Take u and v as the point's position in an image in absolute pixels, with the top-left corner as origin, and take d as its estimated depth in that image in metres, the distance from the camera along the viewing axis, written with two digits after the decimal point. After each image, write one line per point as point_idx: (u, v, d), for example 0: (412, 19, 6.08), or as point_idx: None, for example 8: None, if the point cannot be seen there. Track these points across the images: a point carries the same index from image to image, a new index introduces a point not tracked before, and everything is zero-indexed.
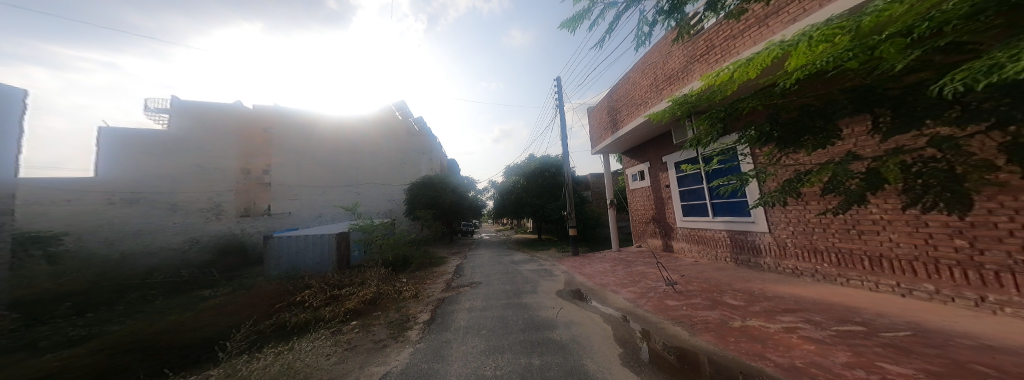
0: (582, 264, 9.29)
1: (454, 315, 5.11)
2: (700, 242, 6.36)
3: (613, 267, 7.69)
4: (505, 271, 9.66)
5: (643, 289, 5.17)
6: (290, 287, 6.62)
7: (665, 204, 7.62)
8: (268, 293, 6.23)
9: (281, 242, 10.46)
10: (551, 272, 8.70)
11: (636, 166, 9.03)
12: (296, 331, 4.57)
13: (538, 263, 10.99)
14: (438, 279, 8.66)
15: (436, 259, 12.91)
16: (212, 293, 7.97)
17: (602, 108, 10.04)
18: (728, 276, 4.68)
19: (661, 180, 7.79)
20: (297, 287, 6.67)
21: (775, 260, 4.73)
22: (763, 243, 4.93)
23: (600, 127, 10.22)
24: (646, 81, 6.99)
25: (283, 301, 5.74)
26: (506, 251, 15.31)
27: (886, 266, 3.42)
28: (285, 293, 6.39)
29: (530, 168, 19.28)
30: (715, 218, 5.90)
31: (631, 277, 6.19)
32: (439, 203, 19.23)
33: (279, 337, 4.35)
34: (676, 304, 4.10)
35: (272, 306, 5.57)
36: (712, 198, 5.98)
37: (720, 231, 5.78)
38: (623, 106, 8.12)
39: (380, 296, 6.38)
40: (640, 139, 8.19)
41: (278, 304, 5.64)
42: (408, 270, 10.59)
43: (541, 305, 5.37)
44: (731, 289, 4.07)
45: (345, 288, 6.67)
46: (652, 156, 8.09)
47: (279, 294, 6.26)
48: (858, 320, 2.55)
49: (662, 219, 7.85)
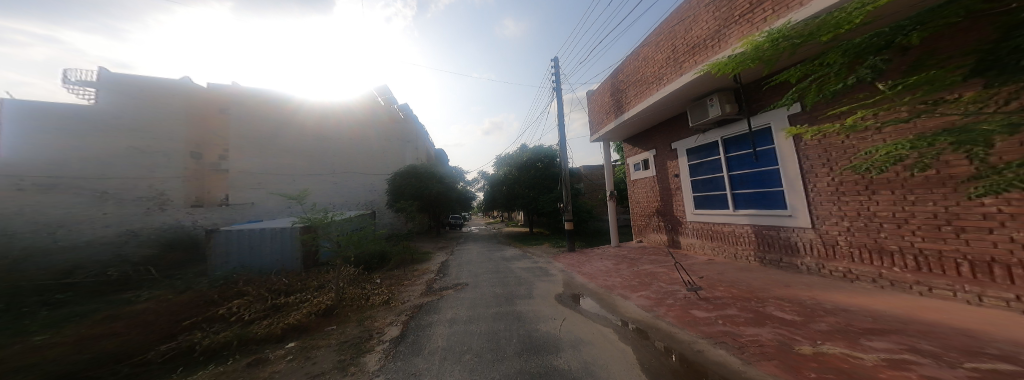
0: (580, 261, 8.62)
1: (433, 331, 4.13)
2: (715, 238, 5.73)
3: (615, 265, 6.99)
4: (496, 269, 8.79)
5: (659, 294, 4.46)
6: (218, 295, 5.35)
7: (675, 196, 6.99)
8: (190, 303, 5.01)
9: (232, 238, 8.98)
10: (546, 271, 7.91)
11: (640, 155, 8.35)
12: (198, 361, 3.44)
13: (530, 259, 10.17)
14: (419, 280, 7.63)
15: (420, 255, 11.82)
16: (135, 295, 6.62)
17: (603, 90, 9.21)
18: (760, 279, 4.00)
19: (670, 170, 7.15)
20: (216, 296, 5.35)
21: (816, 262, 4.02)
22: (801, 242, 4.22)
23: (601, 112, 9.42)
24: (661, 55, 6.17)
25: (196, 317, 4.50)
26: (496, 246, 14.46)
27: (996, 274, 2.58)
28: (212, 302, 5.14)
29: (522, 158, 18.35)
30: (737, 211, 5.28)
31: (640, 279, 5.48)
32: (423, 195, 17.90)
33: (168, 374, 3.18)
34: (707, 316, 3.35)
35: (180, 323, 4.31)
36: (735, 189, 5.36)
37: (743, 226, 5.14)
38: (632, 86, 7.29)
39: (340, 304, 5.29)
40: (649, 122, 7.40)
41: (188, 320, 4.38)
42: (386, 269, 9.46)
43: (541, 315, 4.55)
44: (772, 296, 3.38)
45: (295, 295, 5.53)
46: (661, 144, 7.45)
47: (205, 305, 5.02)
48: (996, 354, 1.83)
49: (669, 212, 7.24)
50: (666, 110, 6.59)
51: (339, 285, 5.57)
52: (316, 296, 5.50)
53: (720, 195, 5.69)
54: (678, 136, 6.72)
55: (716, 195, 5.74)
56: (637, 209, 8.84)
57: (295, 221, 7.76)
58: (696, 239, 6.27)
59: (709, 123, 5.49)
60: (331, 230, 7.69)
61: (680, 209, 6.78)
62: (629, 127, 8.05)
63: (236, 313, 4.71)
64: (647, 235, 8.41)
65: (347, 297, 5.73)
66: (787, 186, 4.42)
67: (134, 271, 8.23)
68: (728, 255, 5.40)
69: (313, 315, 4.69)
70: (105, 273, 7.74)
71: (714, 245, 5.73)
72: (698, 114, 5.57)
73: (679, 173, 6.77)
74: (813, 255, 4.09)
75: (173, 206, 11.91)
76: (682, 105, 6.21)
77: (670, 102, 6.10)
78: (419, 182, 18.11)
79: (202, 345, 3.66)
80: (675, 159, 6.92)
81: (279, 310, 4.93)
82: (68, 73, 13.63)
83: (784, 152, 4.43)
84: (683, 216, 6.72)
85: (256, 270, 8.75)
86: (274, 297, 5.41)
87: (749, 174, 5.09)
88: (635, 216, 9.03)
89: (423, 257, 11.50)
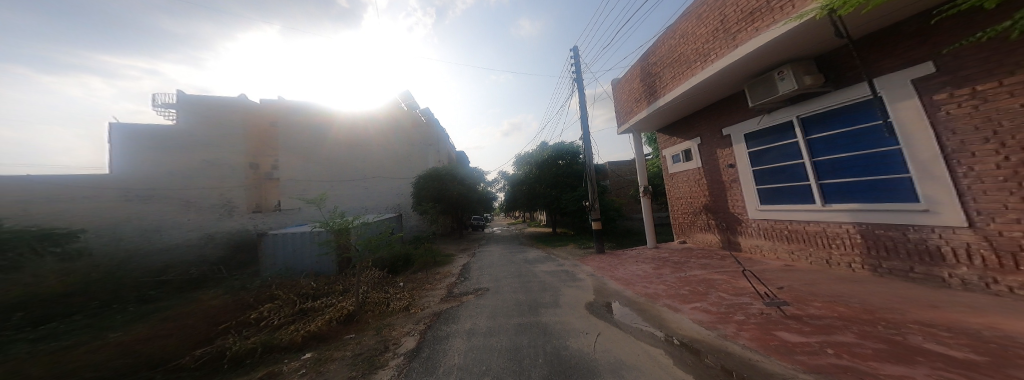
0: (612, 264, 7.73)
1: (449, 344, 3.63)
2: (795, 241, 4.58)
3: (656, 270, 6.02)
4: (518, 273, 8.22)
5: (721, 307, 3.51)
6: (253, 298, 5.36)
7: (728, 189, 5.89)
8: (223, 304, 5.04)
9: (268, 240, 9.37)
10: (574, 276, 7.13)
11: (681, 145, 7.30)
12: (225, 369, 3.25)
13: (557, 262, 9.40)
14: (440, 284, 7.27)
15: (443, 256, 11.60)
16: (195, 292, 7.04)
17: (632, 76, 8.21)
18: (873, 293, 2.96)
19: (720, 159, 6.03)
20: (252, 298, 5.35)
21: (980, 274, 2.77)
22: (947, 247, 2.98)
23: (630, 101, 8.42)
24: (707, 28, 5.06)
25: (230, 321, 4.43)
26: (520, 247, 13.91)
27: None
28: (248, 306, 5.12)
29: (543, 156, 17.61)
30: (827, 206, 4.13)
31: (689, 287, 4.56)
32: (447, 196, 17.94)
33: None
34: (802, 342, 2.43)
35: (215, 326, 4.26)
36: (821, 178, 4.22)
37: (837, 224, 4.00)
38: (667, 68, 6.28)
39: (361, 310, 5.07)
40: (692, 107, 6.34)
41: (222, 324, 4.33)
42: (409, 271, 9.28)
43: (571, 329, 3.83)
44: (907, 321, 2.36)
45: (320, 299, 5.43)
46: (707, 131, 6.34)
47: (240, 308, 5.00)
48: None
49: (722, 208, 6.12)
50: (713, 92, 5.51)
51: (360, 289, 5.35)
52: (341, 300, 5.34)
53: (798, 186, 4.54)
54: (731, 121, 5.59)
55: (794, 187, 4.60)
56: (682, 207, 7.72)
57: (312, 226, 7.73)
58: (765, 241, 5.13)
59: (776, 101, 4.42)
60: (345, 235, 7.51)
61: (738, 205, 5.65)
62: (665, 114, 7.01)
63: (266, 317, 4.61)
64: (694, 236, 7.28)
65: (364, 301, 5.53)
66: (913, 170, 3.22)
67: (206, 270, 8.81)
68: (817, 262, 4.25)
69: (336, 321, 4.46)
70: (187, 272, 8.40)
71: (795, 250, 4.58)
72: (760, 92, 4.48)
73: (734, 163, 5.66)
74: (971, 265, 2.84)
75: (238, 211, 12.04)
76: (735, 84, 5.11)
77: (720, 81, 5.05)
78: (442, 184, 18.15)
79: (230, 351, 3.45)
80: (727, 148, 5.81)
81: (304, 315, 4.77)
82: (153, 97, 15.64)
83: (907, 127, 3.21)
84: (742, 214, 5.59)
85: (290, 271, 9.02)
86: (301, 301, 5.33)
87: (842, 159, 3.93)
88: (678, 214, 7.92)
89: (445, 259, 11.26)
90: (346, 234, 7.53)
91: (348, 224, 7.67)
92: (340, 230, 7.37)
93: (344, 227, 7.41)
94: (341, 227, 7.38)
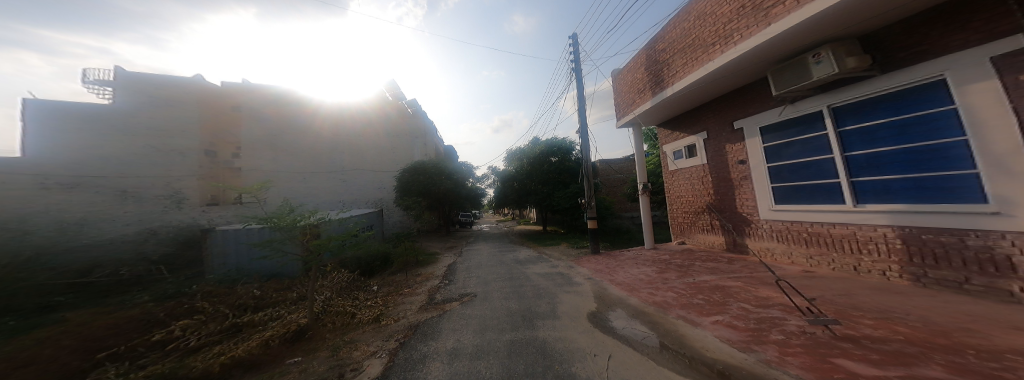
0: (610, 266, 7.29)
1: (423, 368, 2.95)
2: (816, 244, 4.21)
3: (660, 273, 5.58)
4: (509, 275, 7.66)
5: (749, 322, 3.02)
6: (165, 312, 4.34)
7: (735, 187, 5.58)
8: (128, 320, 4.04)
9: (222, 237, 8.21)
10: (570, 279, 6.66)
11: (686, 139, 6.95)
12: None
13: (548, 263, 8.90)
14: (420, 288, 6.61)
15: (426, 256, 10.80)
16: (122, 298, 5.92)
17: (634, 65, 7.78)
18: (931, 309, 2.53)
19: (729, 155, 5.69)
20: (163, 314, 4.31)
21: None
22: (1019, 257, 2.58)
23: (631, 92, 7.99)
24: (727, 8, 4.65)
25: (119, 345, 3.45)
26: (509, 246, 13.34)
27: None
28: (156, 324, 4.09)
29: (534, 151, 17.08)
30: (858, 206, 3.78)
31: (703, 293, 4.13)
32: (432, 192, 16.99)
33: None
34: (873, 374, 1.92)
35: (93, 355, 3.22)
36: (853, 175, 3.85)
37: (871, 227, 3.63)
38: (679, 53, 5.85)
39: (314, 324, 4.33)
40: (702, 96, 5.95)
41: (107, 351, 3.29)
42: (386, 273, 8.45)
43: (574, 349, 3.22)
44: (997, 349, 1.91)
45: (265, 311, 4.67)
46: (718, 125, 5.96)
47: (146, 327, 3.97)
48: None
49: (727, 207, 5.79)
50: (732, 78, 5.05)
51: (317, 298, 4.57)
52: (292, 312, 4.67)
53: (823, 184, 4.18)
54: (749, 112, 5.19)
55: (818, 184, 4.25)
56: (684, 206, 7.41)
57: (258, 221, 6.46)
58: (778, 245, 4.77)
59: (807, 88, 4.04)
60: (301, 236, 6.27)
61: (747, 204, 5.32)
62: (673, 104, 6.57)
63: (180, 338, 3.73)
64: (695, 237, 6.97)
65: (321, 312, 4.85)
66: (979, 166, 2.84)
67: (149, 269, 7.40)
68: (843, 269, 3.89)
69: (278, 339, 3.68)
70: (117, 272, 6.89)
71: (815, 254, 4.23)
72: (790, 78, 4.12)
73: (746, 159, 5.30)
74: None
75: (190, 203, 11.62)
76: (760, 70, 4.67)
77: (742, 66, 4.64)
78: (426, 178, 17.19)
79: None
80: (738, 142, 5.46)
81: (235, 333, 3.98)
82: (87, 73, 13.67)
83: (981, 114, 2.79)
84: (751, 214, 5.26)
85: (250, 271, 7.94)
86: (235, 316, 4.50)
87: (879, 153, 3.58)
88: (679, 214, 7.63)
89: (429, 258, 10.49)
90: (301, 232, 6.32)
91: (310, 220, 6.67)
92: (299, 232, 6.34)
93: (302, 225, 6.30)
94: (299, 222, 6.30)
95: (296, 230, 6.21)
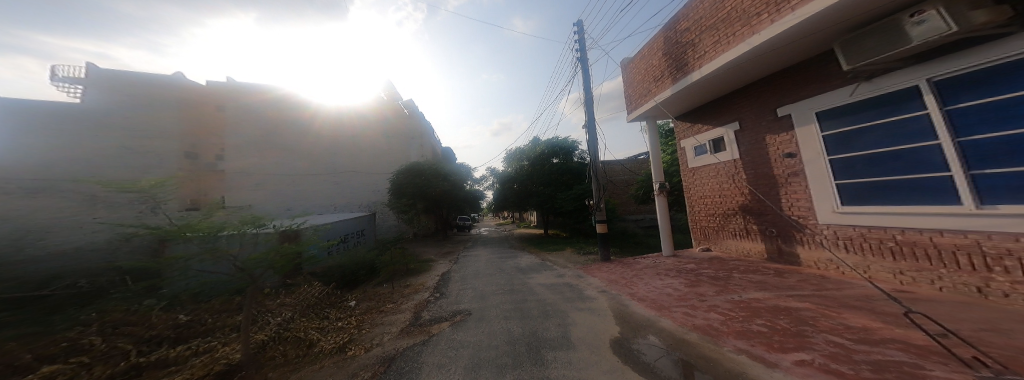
0: (626, 278, 6.41)
1: None
2: (905, 256, 3.27)
3: (690, 290, 4.71)
4: (510, 286, 6.80)
5: (861, 367, 2.03)
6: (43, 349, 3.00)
7: (778, 186, 4.76)
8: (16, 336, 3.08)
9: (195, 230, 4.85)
10: (582, 294, 5.79)
11: (713, 133, 6.18)
12: None
13: (554, 272, 8.00)
14: (407, 304, 5.69)
15: (419, 263, 9.89)
16: None
17: (648, 51, 7.01)
18: None
19: (772, 148, 4.86)
20: (30, 354, 2.86)
21: None
22: None
23: (643, 82, 7.24)
24: None
25: None
26: (509, 251, 12.47)
27: None
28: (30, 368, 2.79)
29: (535, 152, 16.32)
30: (983, 207, 2.75)
31: (762, 317, 3.21)
32: (428, 194, 16.05)
33: None
34: None
35: None
36: (969, 167, 2.85)
37: (1004, 235, 2.61)
38: (708, 30, 5.07)
39: (253, 361, 3.49)
40: (735, 80, 5.20)
41: None
42: (372, 283, 7.60)
43: None
44: None
45: (186, 344, 3.84)
46: (758, 113, 5.15)
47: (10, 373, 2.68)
48: None
49: (769, 210, 4.95)
50: (780, 55, 4.24)
51: (249, 322, 3.51)
52: (228, 343, 3.95)
53: (912, 180, 3.28)
54: (799, 97, 4.38)
55: (907, 179, 3.31)
56: (710, 207, 6.60)
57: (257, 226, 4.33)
58: (847, 256, 3.84)
59: (888, 61, 3.24)
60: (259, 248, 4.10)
61: (797, 206, 4.47)
62: (699, 90, 5.76)
63: None
64: (726, 242, 6.14)
65: (267, 340, 4.02)
66: None
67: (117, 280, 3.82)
68: (957, 290, 2.88)
69: None
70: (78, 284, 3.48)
71: (907, 271, 3.25)
72: (873, 46, 3.23)
73: (796, 151, 4.46)
74: None
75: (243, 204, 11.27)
76: (815, 45, 3.88)
77: (793, 42, 3.89)
78: (422, 180, 16.33)
79: None
80: (785, 132, 4.63)
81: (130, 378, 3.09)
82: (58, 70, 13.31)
83: None
84: (804, 218, 4.38)
85: None
86: (141, 353, 3.57)
87: (1020, 136, 2.55)
88: (705, 216, 6.81)
89: (422, 266, 9.53)
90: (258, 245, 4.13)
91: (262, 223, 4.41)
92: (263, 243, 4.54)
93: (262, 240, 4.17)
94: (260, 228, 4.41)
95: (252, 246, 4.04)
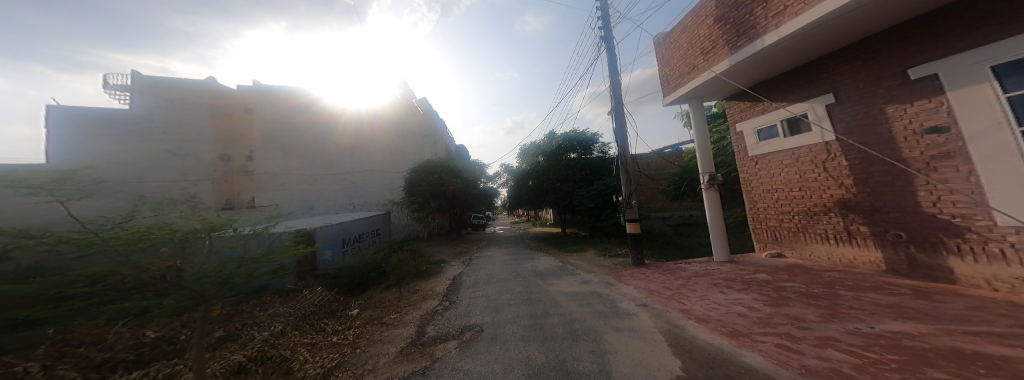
0: (672, 288, 5.23)
1: None
2: None
3: (775, 310, 3.49)
4: (527, 293, 5.94)
5: None
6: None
7: (914, 173, 3.44)
8: None
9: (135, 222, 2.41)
10: (618, 308, 4.73)
11: (790, 109, 4.86)
12: None
13: (578, 277, 6.95)
14: (410, 313, 4.98)
15: (430, 265, 9.24)
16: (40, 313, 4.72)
17: (693, 16, 5.75)
18: None
19: (898, 122, 3.54)
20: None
21: None
22: None
23: (685, 55, 6.00)
24: None
25: None
26: (525, 251, 11.59)
27: None
28: None
29: (551, 146, 15.22)
30: None
31: (941, 367, 2.04)
32: (443, 192, 15.54)
33: None
34: None
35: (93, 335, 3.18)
36: None
37: None
38: None
39: None
40: (829, 39, 3.89)
41: None
42: (378, 287, 7.06)
43: None
44: None
45: (146, 369, 3.11)
46: (869, 81, 3.80)
47: None
48: None
49: (897, 207, 3.66)
50: None
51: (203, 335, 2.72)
52: (200, 365, 3.25)
53: None
54: (952, 45, 3.04)
55: None
56: (783, 203, 5.28)
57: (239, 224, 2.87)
58: None
59: None
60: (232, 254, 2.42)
61: (954, 201, 3.14)
62: (777, 56, 4.43)
63: None
64: (811, 248, 4.85)
65: (246, 361, 3.33)
66: None
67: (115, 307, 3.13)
68: None
69: None
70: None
71: None
72: None
73: (946, 123, 3.14)
74: None
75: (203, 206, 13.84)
76: None
77: None
78: (436, 178, 15.85)
79: None
80: (924, 98, 3.28)
81: None
82: (104, 79, 14.39)
83: None
84: (969, 217, 3.05)
85: None
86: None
87: None
88: (774, 214, 5.48)
89: (432, 268, 8.87)
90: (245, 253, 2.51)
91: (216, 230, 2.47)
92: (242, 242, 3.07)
93: (252, 243, 2.58)
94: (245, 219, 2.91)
95: (224, 253, 2.39)
